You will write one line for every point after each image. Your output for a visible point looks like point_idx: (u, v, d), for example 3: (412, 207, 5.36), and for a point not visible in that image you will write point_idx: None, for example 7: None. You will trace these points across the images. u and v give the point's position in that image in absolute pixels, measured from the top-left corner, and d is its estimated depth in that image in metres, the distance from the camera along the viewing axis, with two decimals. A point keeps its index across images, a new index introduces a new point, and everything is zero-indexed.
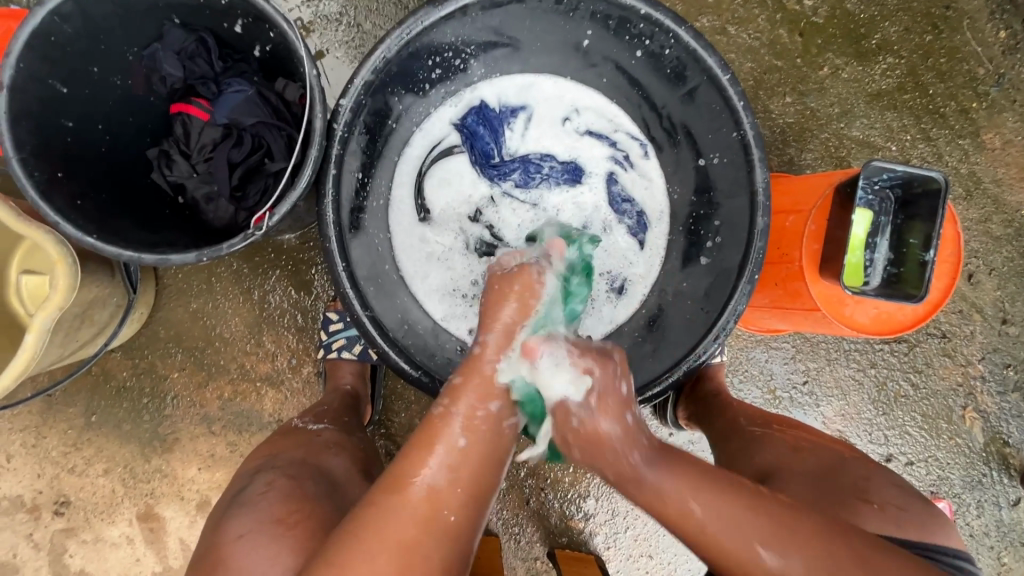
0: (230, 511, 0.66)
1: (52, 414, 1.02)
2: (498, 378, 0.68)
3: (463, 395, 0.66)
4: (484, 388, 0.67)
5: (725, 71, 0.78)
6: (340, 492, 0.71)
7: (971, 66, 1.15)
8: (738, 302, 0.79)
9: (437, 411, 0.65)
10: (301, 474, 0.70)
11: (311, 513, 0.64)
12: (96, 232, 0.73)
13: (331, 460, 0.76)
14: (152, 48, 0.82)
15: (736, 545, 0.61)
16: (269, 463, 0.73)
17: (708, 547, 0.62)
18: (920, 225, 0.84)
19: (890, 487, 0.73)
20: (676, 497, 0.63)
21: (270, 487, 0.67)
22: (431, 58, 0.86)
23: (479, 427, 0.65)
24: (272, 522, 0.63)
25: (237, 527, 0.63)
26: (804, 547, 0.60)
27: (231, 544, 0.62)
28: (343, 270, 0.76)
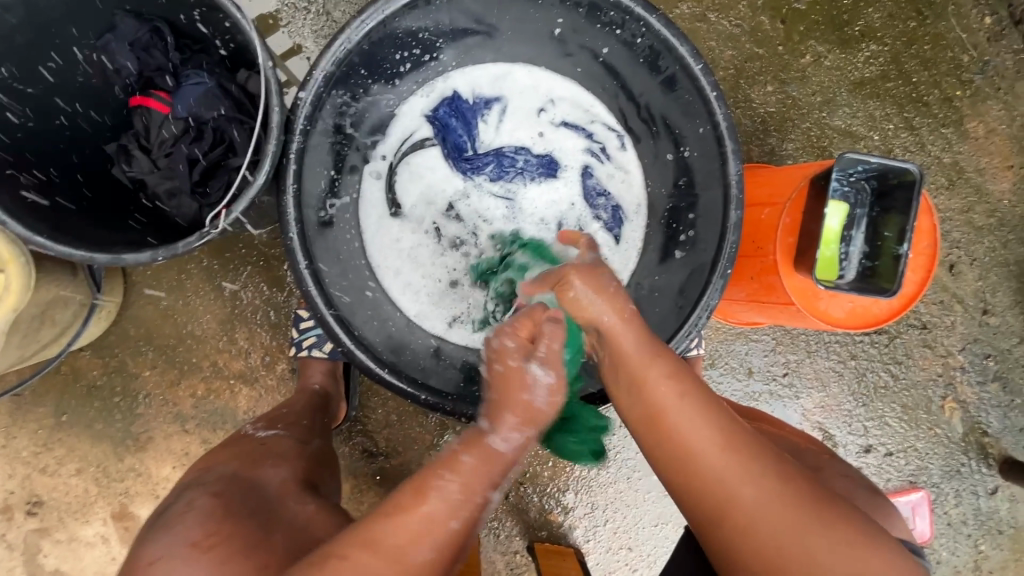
0: (150, 533, 0.64)
1: (22, 414, 1.01)
2: (494, 470, 0.60)
3: (465, 471, 0.58)
4: (488, 466, 0.60)
5: (698, 60, 0.77)
6: (272, 506, 0.69)
7: (955, 53, 1.13)
8: (711, 296, 0.79)
9: (435, 476, 0.57)
10: (228, 492, 0.68)
11: (231, 533, 0.61)
12: (47, 229, 0.71)
13: (265, 473, 0.74)
14: (104, 38, 0.79)
15: (693, 440, 0.59)
16: (199, 480, 0.72)
17: (670, 441, 0.60)
18: (895, 218, 0.83)
19: (840, 476, 0.73)
20: (656, 382, 0.63)
21: (191, 507, 0.65)
22: (397, 49, 0.84)
23: (473, 502, 0.57)
24: (188, 546, 0.59)
25: (153, 552, 0.60)
26: (763, 465, 0.57)
27: (143, 570, 0.58)
28: (305, 269, 0.75)
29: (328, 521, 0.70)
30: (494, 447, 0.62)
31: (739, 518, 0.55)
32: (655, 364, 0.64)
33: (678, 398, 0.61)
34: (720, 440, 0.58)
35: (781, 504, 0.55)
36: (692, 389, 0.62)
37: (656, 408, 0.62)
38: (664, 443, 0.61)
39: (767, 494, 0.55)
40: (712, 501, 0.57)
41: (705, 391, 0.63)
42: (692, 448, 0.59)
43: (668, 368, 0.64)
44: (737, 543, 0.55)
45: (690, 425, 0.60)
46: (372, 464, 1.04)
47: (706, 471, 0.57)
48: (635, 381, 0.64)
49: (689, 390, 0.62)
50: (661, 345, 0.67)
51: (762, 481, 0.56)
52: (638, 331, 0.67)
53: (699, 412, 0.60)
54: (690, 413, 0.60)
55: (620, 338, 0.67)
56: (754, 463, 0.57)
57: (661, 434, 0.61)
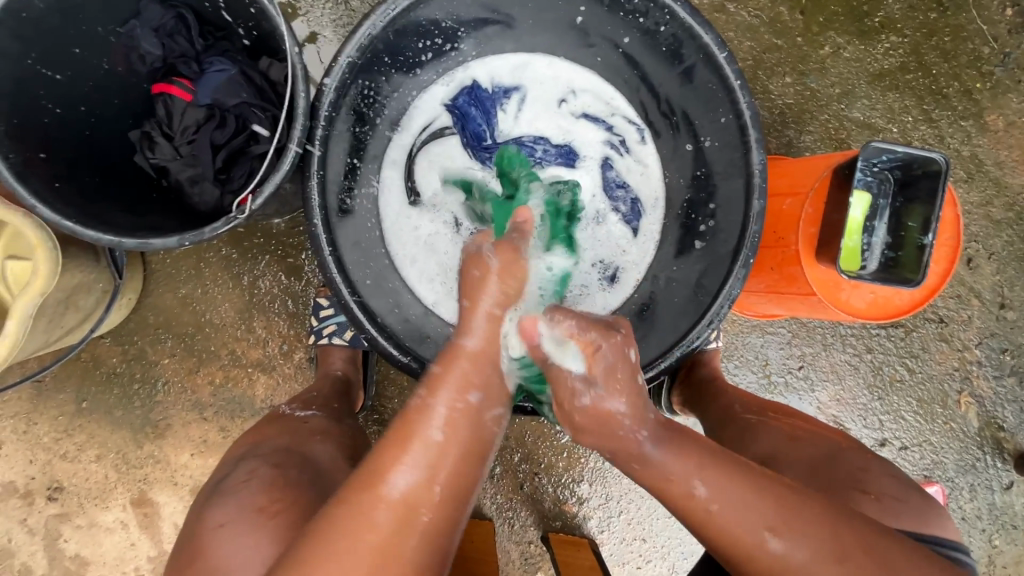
0: (212, 499, 0.67)
1: (43, 401, 1.02)
2: (481, 370, 0.64)
3: (441, 387, 0.62)
4: (463, 382, 0.63)
5: (722, 49, 0.76)
6: (325, 478, 0.70)
7: (976, 45, 1.12)
8: (733, 286, 0.78)
9: (413, 405, 0.62)
10: (285, 462, 0.70)
11: (293, 503, 0.64)
12: (74, 214, 0.71)
13: (315, 447, 0.75)
14: (129, 25, 0.81)
15: (743, 532, 0.59)
16: (252, 452, 0.73)
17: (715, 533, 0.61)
18: (918, 208, 0.82)
19: (886, 477, 0.73)
20: (689, 477, 0.61)
21: (253, 476, 0.68)
22: (418, 38, 0.84)
23: (457, 421, 0.61)
24: (255, 511, 0.63)
25: (219, 516, 0.64)
26: (818, 540, 0.58)
27: (211, 532, 0.63)
28: (329, 254, 0.75)
29: None
30: (463, 359, 0.64)
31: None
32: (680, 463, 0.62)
33: (715, 502, 0.60)
34: (772, 526, 0.59)
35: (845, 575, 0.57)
36: (725, 473, 0.61)
37: (693, 507, 0.61)
38: (714, 538, 0.61)
39: (830, 570, 0.57)
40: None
41: (740, 481, 0.61)
42: (743, 540, 0.59)
43: (696, 470, 0.61)
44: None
45: (737, 520, 0.59)
46: None
47: (765, 560, 0.59)
48: (665, 486, 0.62)
49: (724, 481, 0.60)
50: (676, 429, 0.65)
51: (819, 559, 0.57)
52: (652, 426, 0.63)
53: (743, 503, 0.59)
54: (734, 509, 0.59)
55: (633, 436, 0.63)
56: (808, 540, 0.58)
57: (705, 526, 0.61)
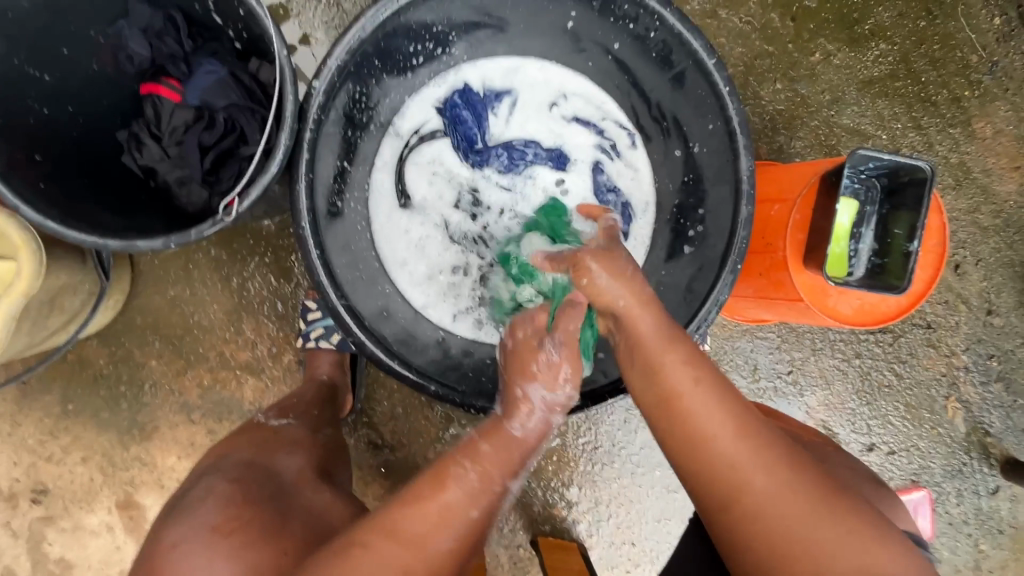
0: (169, 517, 0.65)
1: (28, 402, 1.01)
2: (517, 455, 0.69)
3: (483, 460, 0.64)
4: (499, 460, 0.66)
5: (711, 55, 0.77)
6: (290, 493, 0.70)
7: (964, 54, 1.13)
8: (720, 291, 0.79)
9: (456, 470, 0.62)
10: (246, 477, 0.69)
11: (252, 518, 0.63)
12: (58, 215, 0.71)
13: (283, 460, 0.75)
14: (118, 25, 0.81)
15: (705, 425, 0.60)
16: (215, 466, 0.72)
17: (680, 411, 0.62)
18: (904, 215, 0.83)
19: (847, 468, 0.73)
20: (672, 373, 0.64)
21: (212, 492, 0.66)
22: (409, 40, 0.84)
23: (485, 489, 0.62)
24: (210, 530, 0.61)
25: (173, 535, 0.62)
26: (773, 452, 0.58)
27: (165, 553, 0.60)
28: (317, 257, 0.75)
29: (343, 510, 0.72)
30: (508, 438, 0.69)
31: (750, 500, 0.56)
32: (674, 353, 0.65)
33: (693, 379, 0.63)
34: (733, 425, 0.60)
35: (793, 490, 0.55)
36: (707, 375, 0.64)
37: (669, 386, 0.64)
38: (676, 428, 0.62)
39: (778, 479, 0.56)
40: (723, 483, 0.58)
41: (716, 374, 0.64)
42: (701, 432, 0.60)
43: (684, 352, 0.65)
44: (750, 526, 0.55)
45: (704, 412, 0.61)
46: (378, 456, 1.04)
47: (718, 457, 0.58)
48: (649, 361, 0.66)
49: (705, 376, 0.63)
50: (677, 328, 0.69)
51: (775, 465, 0.57)
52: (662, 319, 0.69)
53: (713, 399, 0.62)
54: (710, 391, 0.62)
55: (640, 319, 0.69)
56: (763, 449, 0.58)
57: (670, 402, 0.63)
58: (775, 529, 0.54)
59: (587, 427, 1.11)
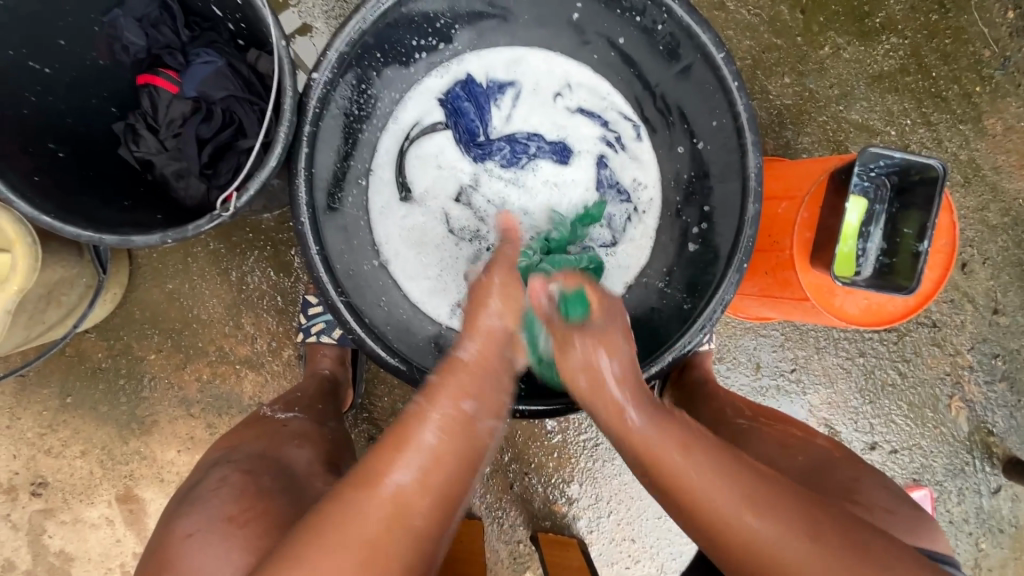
0: (182, 507, 0.65)
1: (26, 396, 1.01)
2: (476, 380, 0.65)
3: (438, 393, 0.63)
4: (461, 389, 0.64)
5: (719, 48, 0.75)
6: (300, 485, 0.70)
7: (976, 48, 1.11)
8: (726, 290, 0.77)
9: (412, 409, 0.62)
10: (257, 469, 0.69)
11: (265, 510, 0.63)
12: (53, 210, 0.69)
13: (293, 453, 0.75)
14: (113, 14, 0.79)
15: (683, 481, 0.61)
16: (226, 457, 0.72)
17: (688, 506, 0.61)
18: (916, 214, 0.82)
19: (879, 489, 0.72)
20: (646, 436, 0.64)
21: (223, 483, 0.66)
22: (410, 28, 0.82)
23: (454, 428, 0.61)
24: (223, 521, 0.61)
25: (187, 525, 0.62)
26: (794, 519, 0.58)
27: (179, 543, 0.61)
28: (316, 253, 0.74)
29: None
30: (462, 370, 0.66)
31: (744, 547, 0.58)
32: (662, 437, 0.64)
33: (692, 466, 0.61)
34: (749, 507, 0.58)
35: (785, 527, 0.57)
36: (707, 452, 0.63)
37: (671, 480, 0.62)
38: (690, 516, 0.61)
39: (802, 549, 0.56)
40: (756, 560, 0.57)
41: (714, 453, 0.63)
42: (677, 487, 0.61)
43: (678, 440, 0.64)
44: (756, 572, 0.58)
45: (680, 473, 0.61)
46: None
47: (744, 542, 0.58)
48: (645, 458, 0.64)
49: (703, 456, 0.62)
50: (664, 411, 0.68)
51: (798, 540, 0.56)
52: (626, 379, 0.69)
53: (687, 454, 0.62)
54: (706, 479, 0.60)
55: (626, 409, 0.67)
56: (748, 499, 0.59)
57: (675, 494, 0.62)
58: None
59: (588, 424, 1.11)
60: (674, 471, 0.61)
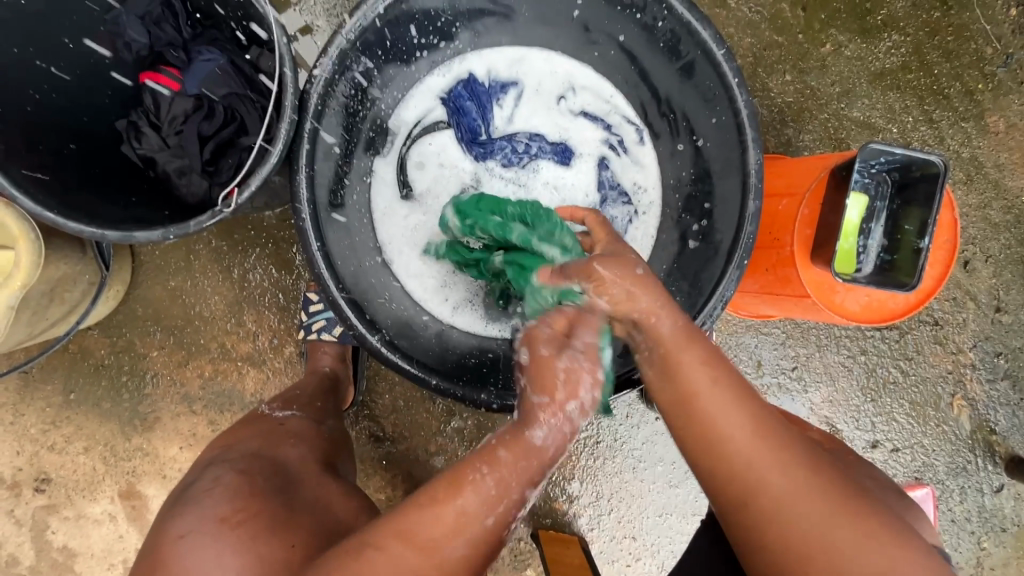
0: (176, 508, 0.65)
1: (30, 392, 1.01)
2: (544, 471, 0.60)
3: (503, 465, 0.58)
4: (524, 471, 0.59)
5: (720, 45, 0.75)
6: (295, 485, 0.70)
7: (979, 45, 1.10)
8: (726, 287, 0.78)
9: (478, 472, 0.57)
10: (252, 470, 0.69)
11: (260, 512, 0.63)
12: (57, 206, 0.70)
13: (288, 452, 0.75)
14: (115, 12, 0.80)
15: (725, 423, 0.58)
16: (221, 457, 0.73)
17: (690, 417, 0.60)
18: (916, 210, 0.81)
19: (872, 475, 0.72)
20: (699, 378, 0.60)
21: (217, 484, 0.66)
22: (412, 27, 0.83)
23: (510, 502, 0.57)
24: (216, 521, 0.61)
25: (180, 526, 0.62)
26: (794, 453, 0.56)
27: (171, 544, 0.60)
28: (317, 250, 0.75)
29: (349, 502, 0.72)
30: (534, 447, 0.59)
31: (766, 497, 0.55)
32: (692, 352, 0.62)
33: (711, 382, 0.60)
34: (753, 428, 0.57)
35: (816, 487, 0.55)
36: (730, 379, 0.61)
37: (686, 387, 0.60)
38: (692, 425, 0.60)
39: (792, 483, 0.55)
40: (743, 480, 0.56)
41: (737, 379, 0.61)
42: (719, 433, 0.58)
43: (704, 354, 0.62)
44: (771, 524, 0.54)
45: (724, 414, 0.58)
46: (379, 448, 1.04)
47: (738, 456, 0.57)
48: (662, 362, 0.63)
49: (727, 382, 0.60)
50: (696, 329, 0.65)
51: (790, 472, 0.55)
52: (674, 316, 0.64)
53: (733, 399, 0.59)
54: (723, 396, 0.59)
55: (658, 323, 0.63)
56: (781, 447, 0.57)
57: (682, 400, 0.61)
58: (780, 519, 0.54)
59: (589, 422, 1.11)
60: (691, 386, 0.60)
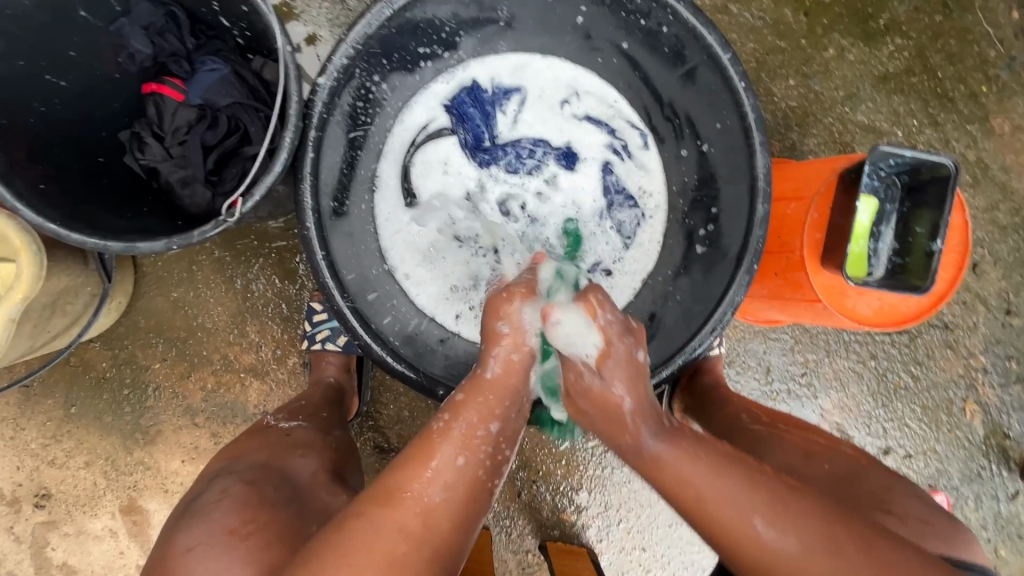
0: (182, 521, 0.64)
1: (30, 406, 1.00)
2: (501, 400, 0.65)
3: (464, 411, 0.62)
4: (485, 410, 0.64)
5: (725, 50, 0.75)
6: (304, 496, 0.69)
7: (982, 48, 1.10)
8: (736, 292, 0.76)
9: (437, 426, 0.61)
10: (260, 479, 0.68)
11: (268, 521, 0.62)
12: (59, 217, 0.69)
13: (296, 463, 0.74)
14: (118, 23, 0.79)
15: (740, 526, 0.58)
16: (227, 468, 0.71)
17: (707, 523, 0.59)
18: (927, 213, 0.80)
19: (910, 496, 0.70)
20: (689, 471, 0.61)
21: (224, 495, 0.65)
22: (414, 36, 0.82)
23: (479, 448, 0.61)
24: (226, 533, 0.60)
25: (188, 539, 0.61)
26: (812, 530, 0.57)
27: (182, 557, 0.60)
28: (322, 259, 0.74)
29: None
30: (489, 389, 0.65)
31: (764, 561, 0.57)
32: (677, 449, 0.63)
33: (707, 479, 0.60)
34: (767, 517, 0.58)
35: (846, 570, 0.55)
36: (722, 465, 0.61)
37: (689, 494, 0.60)
38: (708, 529, 0.60)
39: (824, 563, 0.55)
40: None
41: (730, 464, 0.61)
42: (742, 538, 0.58)
43: (691, 451, 0.63)
44: None
45: (733, 509, 0.58)
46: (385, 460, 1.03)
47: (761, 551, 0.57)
48: (658, 471, 0.63)
49: (719, 469, 0.61)
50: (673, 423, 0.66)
51: (816, 550, 0.56)
52: (653, 423, 0.65)
53: (737, 488, 0.59)
54: (725, 493, 0.59)
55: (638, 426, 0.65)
56: (810, 537, 0.56)
57: (691, 508, 0.60)
58: None
59: None
60: (690, 485, 0.60)
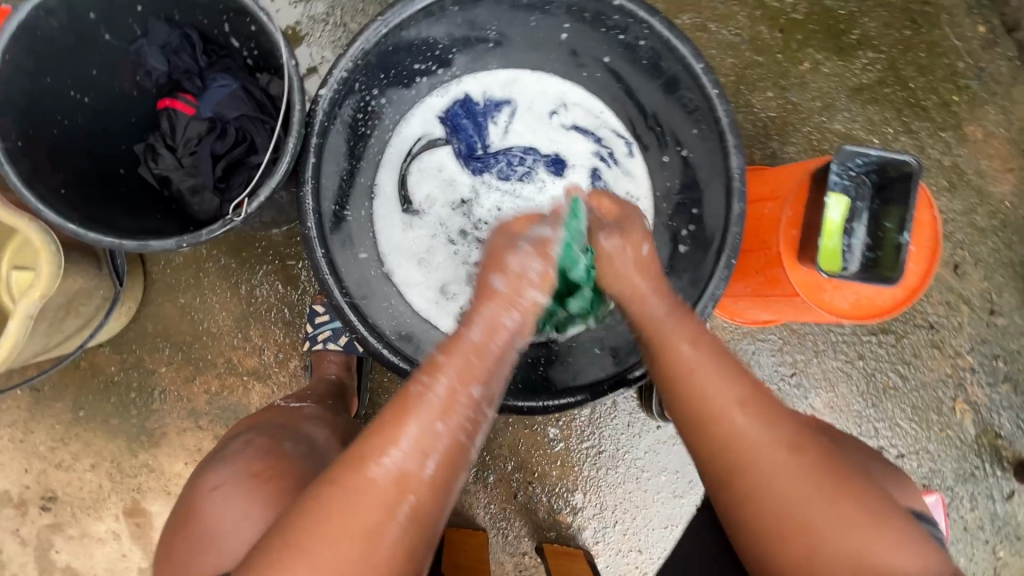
0: (212, 465, 0.75)
1: (40, 409, 1.03)
2: (483, 361, 0.63)
3: (443, 370, 0.61)
4: (466, 370, 0.62)
5: (699, 60, 0.79)
6: (319, 452, 0.77)
7: (951, 60, 1.16)
8: (716, 287, 0.79)
9: (414, 389, 0.60)
10: (280, 436, 0.77)
11: (283, 469, 0.71)
12: (78, 219, 0.75)
13: (311, 427, 0.81)
14: (136, 44, 0.85)
15: (714, 403, 0.62)
16: (251, 429, 0.80)
17: (684, 391, 0.64)
18: (896, 209, 0.84)
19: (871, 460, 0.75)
20: (681, 349, 0.66)
21: (248, 445, 0.75)
22: (409, 53, 0.88)
23: (457, 411, 0.60)
24: (249, 475, 0.70)
25: (215, 478, 0.72)
26: (778, 428, 0.61)
27: (209, 492, 0.71)
28: (321, 257, 0.78)
29: None
30: (472, 351, 0.63)
31: (725, 443, 0.61)
32: (676, 326, 0.68)
33: (699, 359, 0.65)
34: (741, 402, 0.62)
35: (799, 466, 0.58)
36: (714, 354, 0.66)
37: (675, 368, 0.65)
38: (683, 400, 0.64)
39: (780, 457, 0.59)
40: (731, 459, 0.60)
41: (724, 357, 0.66)
42: (712, 416, 0.62)
43: (692, 333, 0.68)
44: (751, 505, 0.59)
45: (712, 387, 0.63)
46: None
47: (723, 432, 0.61)
48: (656, 342, 0.68)
49: (709, 356, 0.65)
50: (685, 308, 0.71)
51: (777, 444, 0.59)
52: (664, 296, 0.72)
53: (720, 373, 0.64)
54: (707, 370, 0.64)
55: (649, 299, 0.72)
56: (776, 430, 0.60)
57: (677, 378, 0.65)
58: (774, 496, 0.58)
59: (591, 432, 1.11)
60: (679, 359, 0.66)
